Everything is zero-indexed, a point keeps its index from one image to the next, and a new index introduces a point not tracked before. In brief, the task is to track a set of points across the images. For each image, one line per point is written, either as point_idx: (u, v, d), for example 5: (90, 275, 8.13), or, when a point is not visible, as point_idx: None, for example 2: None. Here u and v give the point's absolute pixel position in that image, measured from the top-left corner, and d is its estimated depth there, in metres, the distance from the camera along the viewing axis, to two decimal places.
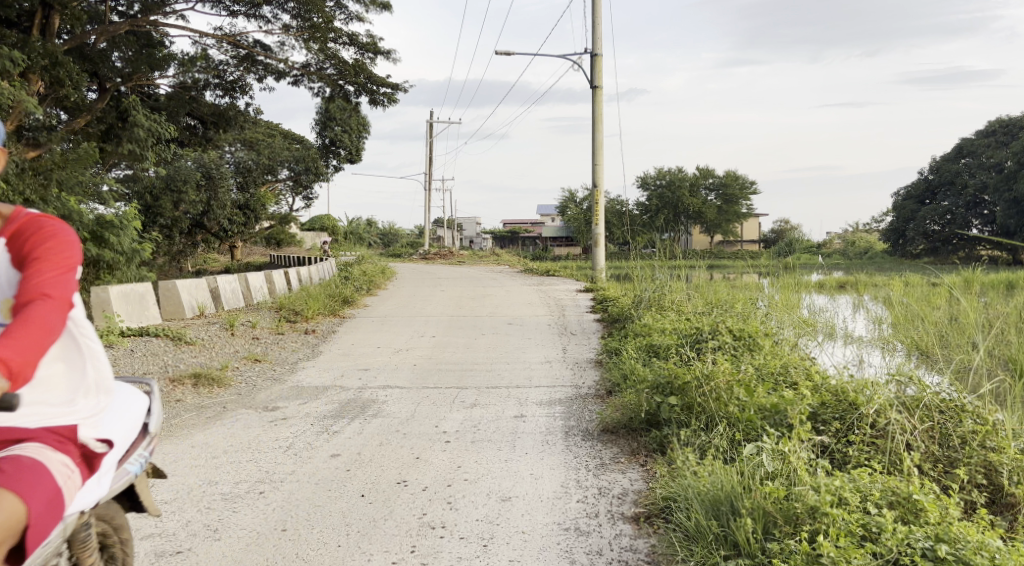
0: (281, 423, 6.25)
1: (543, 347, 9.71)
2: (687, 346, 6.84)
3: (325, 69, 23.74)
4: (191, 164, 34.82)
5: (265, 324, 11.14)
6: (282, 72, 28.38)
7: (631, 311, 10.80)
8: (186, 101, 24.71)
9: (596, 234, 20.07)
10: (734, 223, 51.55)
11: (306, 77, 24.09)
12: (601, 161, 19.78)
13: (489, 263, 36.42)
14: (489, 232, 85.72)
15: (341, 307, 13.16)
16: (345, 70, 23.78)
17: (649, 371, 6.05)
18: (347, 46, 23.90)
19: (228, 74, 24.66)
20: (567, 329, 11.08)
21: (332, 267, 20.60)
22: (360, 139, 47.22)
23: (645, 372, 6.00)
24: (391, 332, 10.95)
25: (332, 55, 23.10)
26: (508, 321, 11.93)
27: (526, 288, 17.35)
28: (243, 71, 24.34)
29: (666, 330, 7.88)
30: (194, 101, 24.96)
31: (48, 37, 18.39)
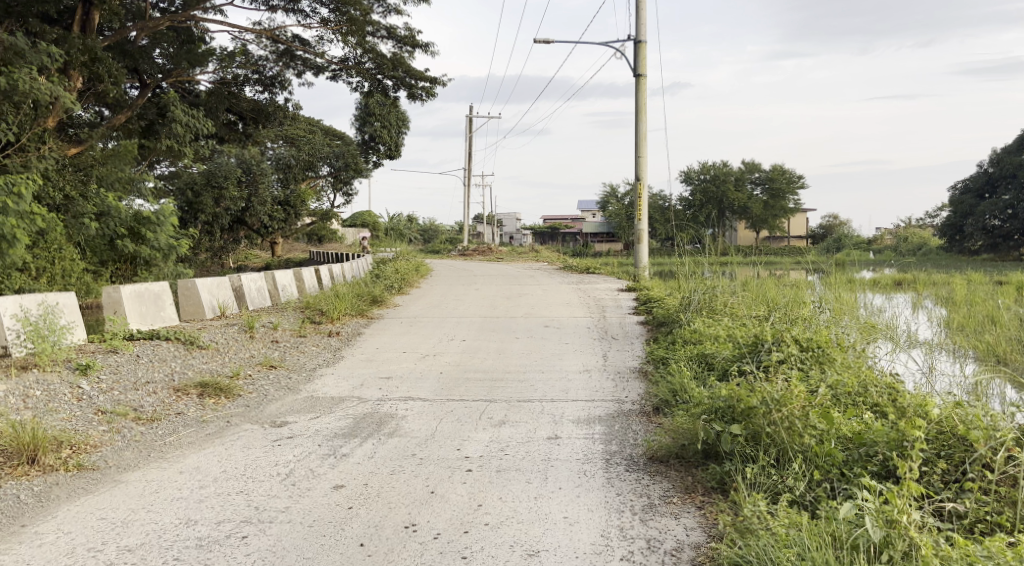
0: (285, 442, 5.56)
1: (581, 353, 8.97)
2: (747, 357, 6.11)
3: (363, 63, 23.29)
4: (233, 160, 34.77)
5: (288, 326, 10.54)
6: (321, 67, 28.04)
7: (677, 314, 9.99)
8: (226, 97, 24.41)
9: (639, 230, 19.21)
10: (781, 218, 50.04)
11: (344, 72, 23.66)
12: (644, 154, 18.90)
13: (528, 259, 35.73)
14: (531, 228, 84.97)
15: (370, 308, 12.54)
16: (384, 64, 23.27)
17: (705, 390, 5.31)
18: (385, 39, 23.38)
19: (267, 69, 24.36)
20: (607, 332, 10.32)
21: (365, 264, 20.06)
22: (400, 134, 46.75)
23: (701, 390, 5.25)
24: (419, 335, 10.31)
25: (370, 49, 22.62)
26: (544, 323, 11.20)
27: (566, 287, 16.59)
28: (282, 66, 24.04)
29: (720, 337, 7.15)
30: (233, 97, 24.67)
31: (88, 34, 18.25)
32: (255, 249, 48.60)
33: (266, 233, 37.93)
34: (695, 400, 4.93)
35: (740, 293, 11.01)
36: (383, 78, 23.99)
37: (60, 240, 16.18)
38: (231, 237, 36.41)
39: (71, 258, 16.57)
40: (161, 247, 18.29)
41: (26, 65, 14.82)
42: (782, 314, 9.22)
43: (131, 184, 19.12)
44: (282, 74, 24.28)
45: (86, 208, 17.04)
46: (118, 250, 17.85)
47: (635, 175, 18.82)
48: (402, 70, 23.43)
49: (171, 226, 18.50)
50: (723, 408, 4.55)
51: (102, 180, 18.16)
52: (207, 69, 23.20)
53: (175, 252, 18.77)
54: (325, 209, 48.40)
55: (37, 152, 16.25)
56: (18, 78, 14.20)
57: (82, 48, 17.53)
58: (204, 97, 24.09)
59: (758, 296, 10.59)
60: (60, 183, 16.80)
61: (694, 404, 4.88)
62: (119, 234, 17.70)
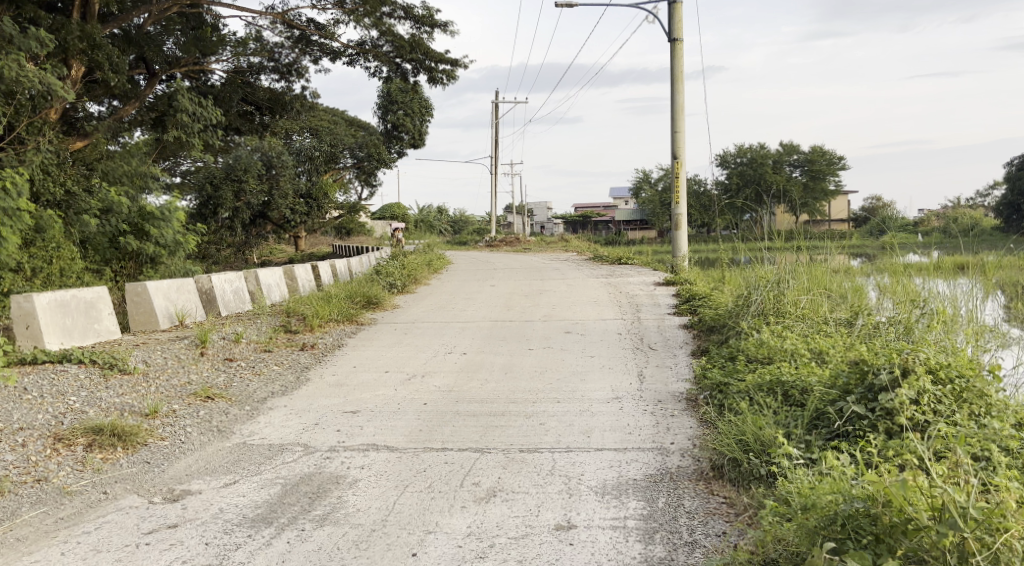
0: (159, 542, 3.68)
1: (609, 371, 7.03)
2: (849, 398, 4.20)
3: (381, 48, 21.48)
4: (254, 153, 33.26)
5: (255, 338, 8.70)
6: (337, 52, 26.25)
7: (733, 317, 7.98)
8: (240, 86, 22.74)
9: (676, 215, 17.15)
10: (822, 201, 47.43)
11: (361, 56, 21.93)
12: (682, 128, 16.83)
13: (557, 249, 33.84)
14: (562, 216, 82.94)
15: (363, 311, 10.68)
16: (402, 47, 21.42)
17: (807, 474, 3.68)
18: (401, 19, 21.48)
19: (283, 56, 22.56)
20: (643, 341, 8.32)
21: (374, 258, 18.31)
22: (423, 121, 44.71)
23: (802, 484, 3.53)
24: (411, 347, 8.43)
25: (387, 32, 20.86)
26: (565, 329, 9.22)
27: (593, 281, 14.65)
28: (298, 52, 22.34)
29: (799, 367, 5.19)
30: (248, 86, 22.88)
31: (89, 20, 16.55)
32: (278, 243, 47.10)
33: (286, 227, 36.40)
34: (802, 499, 3.38)
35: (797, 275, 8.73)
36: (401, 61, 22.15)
37: (58, 236, 13.98)
38: (253, 231, 34.97)
39: (70, 257, 14.35)
40: (167, 242, 16.23)
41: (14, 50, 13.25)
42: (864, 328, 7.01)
43: (138, 177, 17.44)
44: (298, 61, 22.63)
45: (88, 204, 15.46)
46: (122, 248, 15.98)
47: (671, 151, 16.77)
48: (420, 51, 21.54)
49: (178, 219, 16.45)
50: (859, 522, 3.10)
51: (107, 175, 16.87)
52: (221, 56, 21.64)
53: (182, 248, 16.66)
54: (352, 202, 46.72)
55: (36, 144, 14.82)
56: (5, 64, 12.58)
57: (79, 35, 15.90)
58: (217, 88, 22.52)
59: (817, 282, 8.34)
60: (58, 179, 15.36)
61: (805, 507, 3.30)
62: (119, 230, 15.78)
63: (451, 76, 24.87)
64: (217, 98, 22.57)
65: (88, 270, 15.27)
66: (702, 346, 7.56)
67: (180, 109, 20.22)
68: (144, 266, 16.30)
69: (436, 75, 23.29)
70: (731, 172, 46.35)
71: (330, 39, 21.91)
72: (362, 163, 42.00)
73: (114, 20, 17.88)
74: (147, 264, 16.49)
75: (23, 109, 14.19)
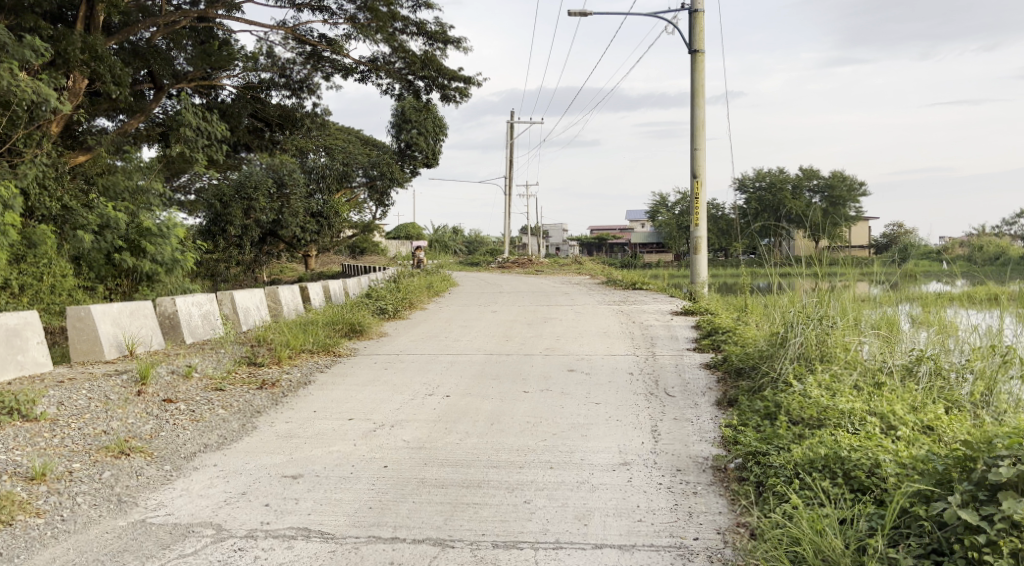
0: None
1: (617, 424, 5.81)
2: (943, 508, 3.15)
3: (392, 63, 20.51)
4: (263, 169, 32.29)
5: (210, 373, 7.56)
6: (349, 69, 25.36)
7: (767, 357, 6.61)
8: (250, 102, 21.68)
9: (695, 238, 15.94)
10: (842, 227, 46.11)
11: (373, 73, 20.98)
12: (703, 146, 15.69)
13: (571, 272, 32.79)
14: (577, 239, 81.76)
15: (342, 341, 9.53)
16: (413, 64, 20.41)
17: None
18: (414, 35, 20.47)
19: (295, 73, 21.61)
20: (659, 385, 7.09)
21: (372, 278, 17.26)
22: (437, 140, 43.74)
23: None
24: (386, 388, 7.21)
25: (400, 49, 19.90)
26: (567, 367, 8.01)
27: (604, 308, 13.48)
28: (310, 69, 21.38)
29: (860, 440, 3.97)
30: (259, 103, 21.87)
31: (93, 32, 15.47)
32: (288, 262, 46.06)
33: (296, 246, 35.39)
34: None
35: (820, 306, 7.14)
36: (413, 79, 21.12)
37: (51, 253, 13.22)
38: (264, 249, 33.99)
39: (62, 273, 13.55)
40: (165, 261, 15.73)
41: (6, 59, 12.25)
42: (925, 386, 5.72)
43: (137, 192, 16.19)
44: (310, 77, 21.69)
45: (86, 219, 14.50)
46: (118, 265, 15.34)
47: (691, 171, 15.62)
48: (433, 68, 20.53)
49: (176, 236, 16.03)
50: None
51: (108, 191, 15.84)
52: (231, 72, 20.57)
53: (181, 265, 16.15)
54: (365, 222, 45.82)
55: (31, 156, 13.55)
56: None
57: (81, 46, 14.70)
58: (229, 106, 21.55)
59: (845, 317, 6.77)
60: (57, 194, 14.13)
61: None
62: (115, 246, 15.08)
63: (464, 95, 23.90)
64: (226, 114, 21.59)
65: (81, 288, 14.70)
66: (729, 394, 6.32)
67: (183, 123, 19.09)
68: (138, 284, 15.83)
69: (450, 93, 22.27)
70: (750, 196, 45.05)
71: (342, 54, 20.93)
72: (374, 181, 41.02)
73: (119, 33, 16.92)
74: (141, 280, 15.85)
75: (19, 121, 12.95)
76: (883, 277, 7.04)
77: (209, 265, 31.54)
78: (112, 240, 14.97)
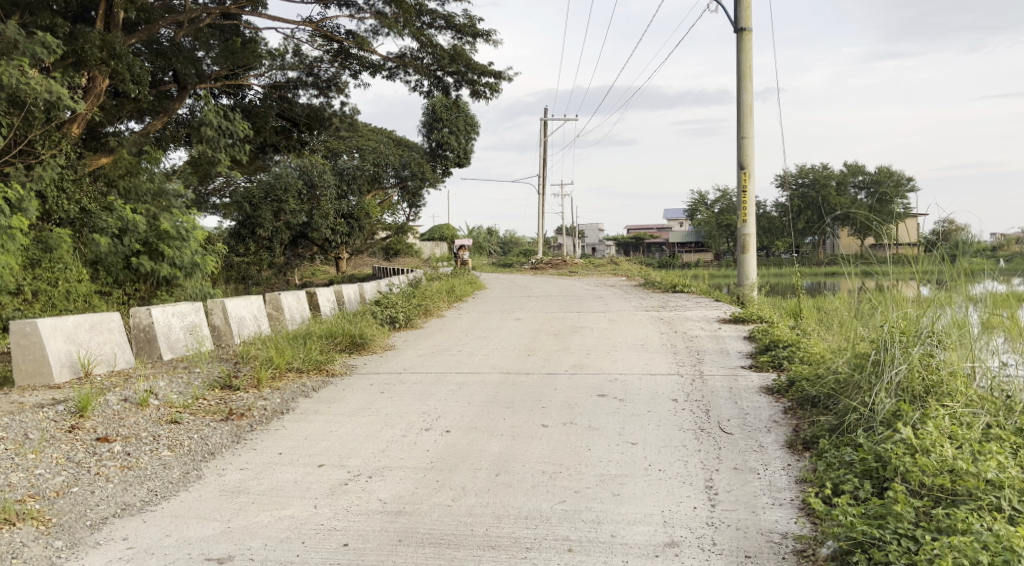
0: None
1: (667, 477, 4.55)
2: None
3: (420, 58, 19.28)
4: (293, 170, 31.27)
5: (173, 400, 6.33)
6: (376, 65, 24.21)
7: (851, 386, 5.24)
8: (277, 102, 20.57)
9: (743, 235, 14.48)
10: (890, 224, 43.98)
11: (401, 69, 19.79)
12: (751, 134, 14.21)
13: (607, 273, 31.47)
14: (613, 239, 80.13)
15: (341, 357, 8.34)
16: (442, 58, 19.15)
17: None
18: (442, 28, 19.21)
19: (322, 71, 20.50)
20: (713, 417, 5.80)
21: (394, 282, 16.04)
22: (469, 139, 42.37)
23: None
24: (378, 420, 5.96)
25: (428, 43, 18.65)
26: (597, 393, 6.74)
27: (641, 315, 12.13)
28: (339, 67, 20.25)
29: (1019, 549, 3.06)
30: (286, 102, 20.74)
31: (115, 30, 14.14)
32: (320, 264, 45.07)
33: (329, 250, 34.38)
34: None
35: (870, 313, 5.71)
36: (442, 74, 19.91)
37: (67, 256, 11.95)
38: (294, 250, 33.05)
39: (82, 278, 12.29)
40: (185, 263, 14.21)
41: (16, 57, 10.99)
42: None
43: (159, 195, 15.01)
44: (338, 76, 20.57)
45: (105, 223, 13.39)
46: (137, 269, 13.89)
47: (737, 162, 14.17)
48: (462, 62, 19.28)
49: (196, 238, 14.67)
50: None
51: (130, 194, 14.96)
52: (258, 71, 19.50)
53: (202, 269, 14.63)
54: (398, 224, 44.72)
55: (47, 157, 12.48)
56: (5, 71, 10.53)
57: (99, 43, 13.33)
58: (258, 108, 20.40)
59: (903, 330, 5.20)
60: (74, 196, 13.50)
61: None
62: (131, 250, 13.66)
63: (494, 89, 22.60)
64: (255, 117, 20.49)
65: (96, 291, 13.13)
66: (801, 437, 5.06)
67: (205, 123, 17.92)
68: (158, 289, 14.18)
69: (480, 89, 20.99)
70: (793, 193, 43.16)
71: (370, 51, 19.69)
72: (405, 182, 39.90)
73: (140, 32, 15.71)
74: (160, 284, 14.15)
75: (35, 122, 11.92)
76: (933, 276, 5.57)
77: (240, 268, 30.86)
78: (131, 245, 13.64)
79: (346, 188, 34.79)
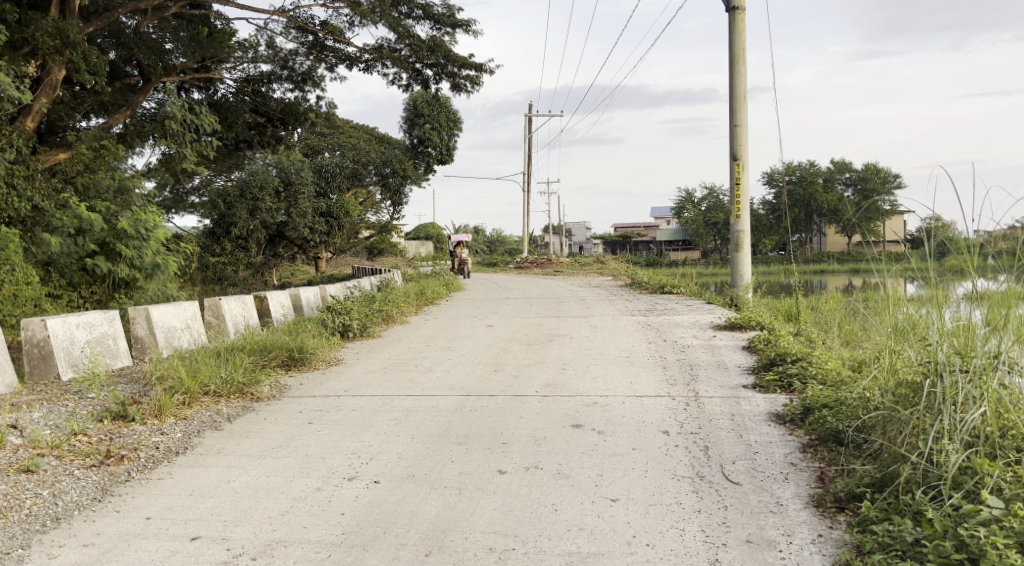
0: None
1: (661, 559, 3.42)
2: None
3: (397, 48, 17.75)
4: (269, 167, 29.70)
5: (40, 437, 5.00)
6: (352, 57, 22.76)
7: (892, 427, 4.09)
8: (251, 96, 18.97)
9: (737, 232, 13.30)
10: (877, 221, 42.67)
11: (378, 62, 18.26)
12: (745, 121, 13.02)
13: (591, 272, 30.28)
14: (600, 237, 78.91)
15: (273, 378, 7.09)
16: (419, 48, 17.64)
17: None
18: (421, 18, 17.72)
19: (297, 64, 18.87)
20: (718, 462, 4.65)
21: (363, 283, 14.77)
22: (452, 136, 40.93)
23: None
24: (293, 464, 4.73)
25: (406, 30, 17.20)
26: (571, 424, 5.55)
27: (626, 320, 10.92)
28: (314, 60, 18.64)
29: None
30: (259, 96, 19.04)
31: (67, 16, 12.60)
32: (299, 264, 43.55)
33: (307, 250, 32.96)
34: None
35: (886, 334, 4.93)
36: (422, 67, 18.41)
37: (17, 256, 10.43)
38: (272, 250, 31.62)
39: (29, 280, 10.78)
40: (145, 265, 13.10)
41: None
42: None
43: (119, 192, 13.58)
44: (316, 70, 18.99)
45: (62, 221, 11.92)
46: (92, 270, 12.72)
47: (730, 152, 12.99)
48: (441, 53, 17.72)
49: (157, 237, 13.48)
50: None
51: (89, 191, 13.23)
52: (230, 65, 17.77)
53: (164, 270, 13.56)
54: (381, 222, 43.30)
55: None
56: None
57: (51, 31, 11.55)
58: (230, 103, 18.77)
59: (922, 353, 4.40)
60: (27, 193, 11.31)
61: None
62: (86, 250, 12.43)
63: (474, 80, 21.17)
64: (227, 115, 18.78)
65: (46, 295, 11.96)
66: (831, 493, 3.92)
67: (168, 116, 16.18)
68: (115, 292, 13.08)
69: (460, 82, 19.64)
70: (780, 190, 42.15)
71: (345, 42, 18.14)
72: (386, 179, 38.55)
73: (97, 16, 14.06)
74: (118, 286, 13.06)
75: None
76: (921, 272, 4.70)
77: (215, 269, 29.65)
78: (88, 246, 12.39)
79: (324, 186, 33.30)
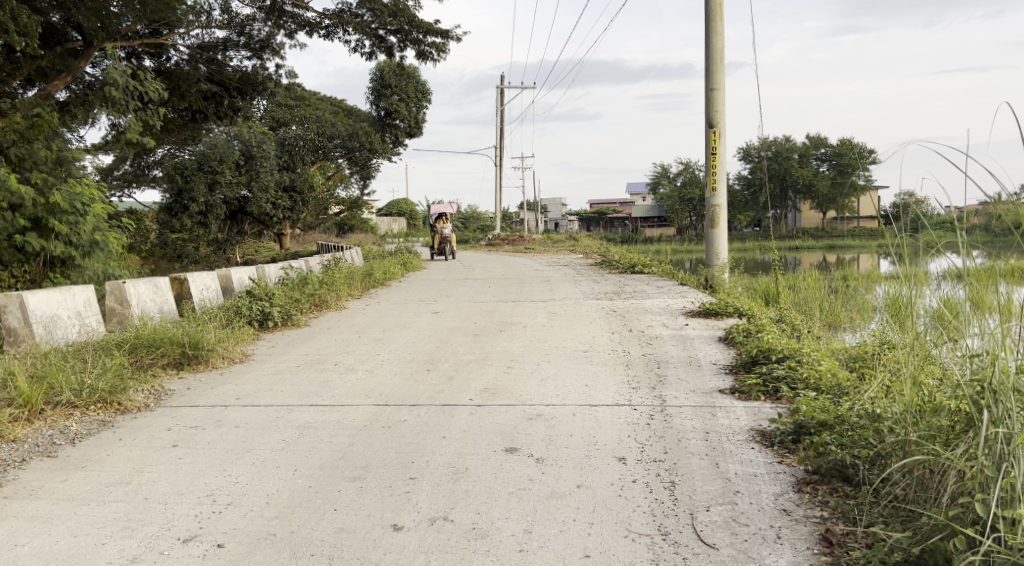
0: None
1: None
2: None
3: (360, 11, 15.52)
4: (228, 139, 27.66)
5: None
6: None
7: (936, 481, 2.99)
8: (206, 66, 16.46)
9: (713, 207, 12.12)
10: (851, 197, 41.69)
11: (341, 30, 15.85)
12: (722, 85, 11.78)
13: (562, 250, 28.97)
14: (575, 214, 77.44)
15: (152, 384, 5.84)
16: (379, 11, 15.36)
17: None
18: None
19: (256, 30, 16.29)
20: (690, 509, 3.50)
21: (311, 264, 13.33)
22: (421, 109, 38.81)
23: None
24: (120, 514, 3.52)
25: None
26: (504, 446, 4.37)
27: (589, 306, 9.73)
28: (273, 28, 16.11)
29: None
30: (215, 65, 16.66)
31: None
32: (264, 241, 41.68)
33: (270, 225, 31.25)
34: None
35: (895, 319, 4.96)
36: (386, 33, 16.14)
37: None
38: (236, 227, 29.78)
39: None
40: (81, 241, 11.41)
41: None
42: None
43: (59, 165, 11.31)
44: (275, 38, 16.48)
45: None
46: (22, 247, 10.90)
47: (706, 119, 11.77)
48: (405, 18, 15.59)
49: (95, 211, 11.77)
50: None
51: None
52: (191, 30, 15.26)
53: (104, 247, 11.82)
54: (349, 198, 41.52)
55: None
56: None
57: None
58: (183, 72, 16.29)
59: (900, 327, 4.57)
60: None
61: None
62: (16, 226, 10.64)
63: (443, 49, 18.85)
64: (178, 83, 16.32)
65: None
66: None
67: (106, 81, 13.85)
68: (50, 270, 11.41)
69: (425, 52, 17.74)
70: (757, 166, 40.91)
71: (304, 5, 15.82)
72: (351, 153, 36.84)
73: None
74: (53, 264, 11.41)
75: None
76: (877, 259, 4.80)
77: (175, 246, 27.87)
78: (19, 221, 10.55)
79: (287, 159, 31.60)
